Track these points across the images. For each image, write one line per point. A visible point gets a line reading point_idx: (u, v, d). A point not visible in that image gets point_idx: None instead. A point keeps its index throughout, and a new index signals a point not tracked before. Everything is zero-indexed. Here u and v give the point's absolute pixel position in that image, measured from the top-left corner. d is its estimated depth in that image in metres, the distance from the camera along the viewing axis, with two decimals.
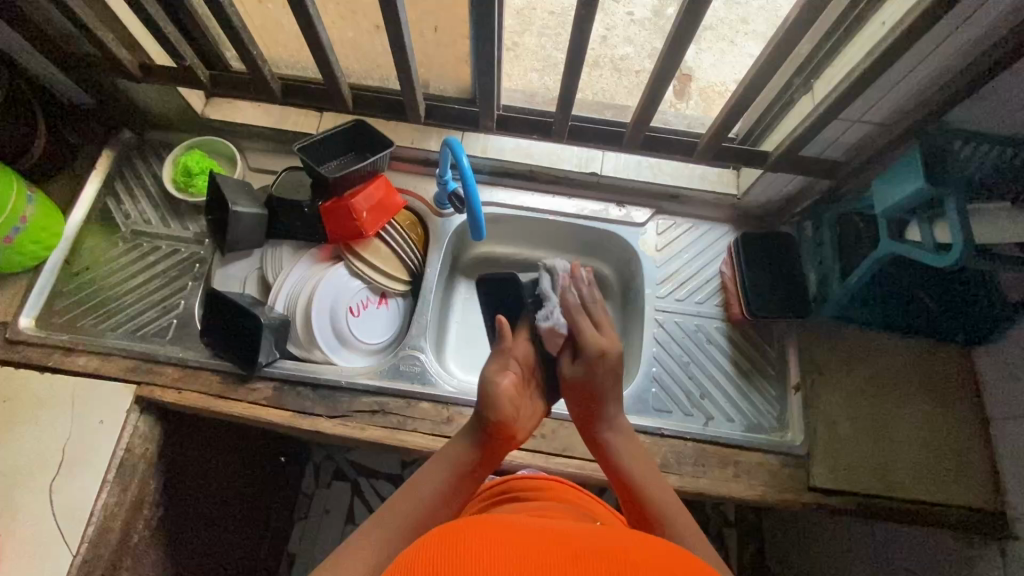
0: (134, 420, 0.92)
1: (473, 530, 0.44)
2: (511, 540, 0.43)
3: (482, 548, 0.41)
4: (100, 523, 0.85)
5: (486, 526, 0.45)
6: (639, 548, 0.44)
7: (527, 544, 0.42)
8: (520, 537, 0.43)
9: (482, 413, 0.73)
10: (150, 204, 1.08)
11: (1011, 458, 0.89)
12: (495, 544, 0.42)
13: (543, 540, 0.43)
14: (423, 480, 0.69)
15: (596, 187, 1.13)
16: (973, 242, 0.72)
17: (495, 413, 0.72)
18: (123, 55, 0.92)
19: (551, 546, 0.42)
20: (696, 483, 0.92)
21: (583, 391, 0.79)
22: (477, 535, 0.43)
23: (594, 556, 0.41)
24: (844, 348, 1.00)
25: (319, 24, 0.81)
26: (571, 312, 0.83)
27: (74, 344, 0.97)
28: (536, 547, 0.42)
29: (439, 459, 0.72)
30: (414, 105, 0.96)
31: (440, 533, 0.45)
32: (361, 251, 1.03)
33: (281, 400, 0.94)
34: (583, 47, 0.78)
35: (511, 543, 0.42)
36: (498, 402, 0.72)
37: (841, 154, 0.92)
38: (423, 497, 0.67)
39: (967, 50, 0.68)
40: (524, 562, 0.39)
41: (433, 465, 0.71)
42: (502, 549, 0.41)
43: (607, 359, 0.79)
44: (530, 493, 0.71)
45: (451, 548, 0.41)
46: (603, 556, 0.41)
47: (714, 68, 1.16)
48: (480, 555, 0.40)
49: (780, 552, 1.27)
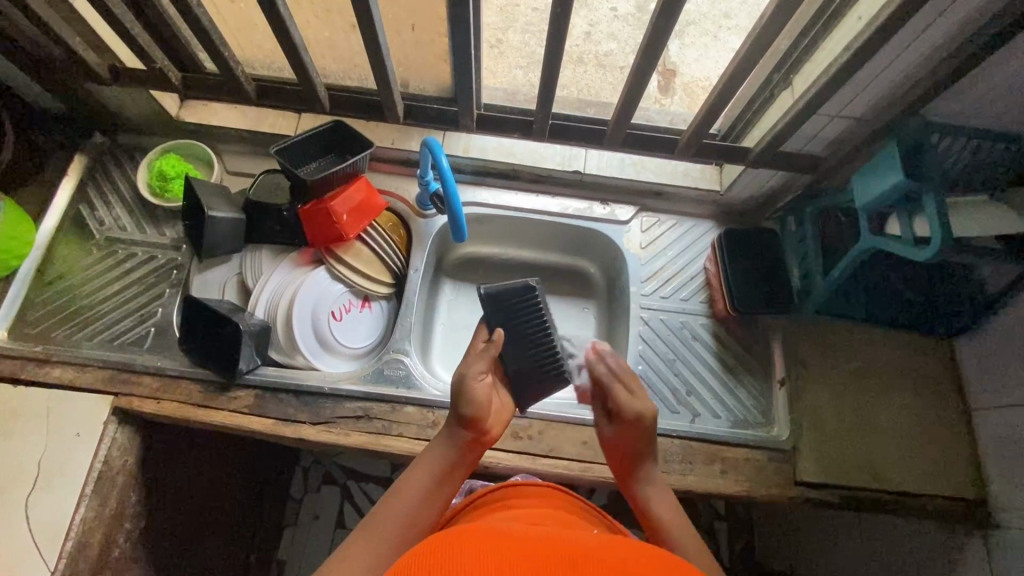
0: (112, 432, 0.90)
1: (476, 537, 0.44)
2: (515, 549, 0.42)
3: (486, 556, 0.41)
4: (78, 538, 0.83)
5: (488, 535, 0.45)
6: (640, 557, 0.43)
7: (526, 551, 0.42)
8: (528, 546, 0.43)
9: (459, 408, 0.73)
10: (124, 210, 1.06)
11: (992, 447, 0.91)
12: (499, 553, 0.41)
13: (545, 548, 0.43)
14: (403, 488, 0.68)
15: (579, 185, 1.12)
16: (952, 234, 0.73)
17: (469, 405, 0.73)
18: (90, 57, 0.89)
19: (557, 555, 0.41)
20: (683, 480, 0.92)
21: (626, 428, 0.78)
22: (480, 542, 0.43)
23: (598, 563, 0.40)
24: (830, 342, 1.01)
25: (291, 24, 0.79)
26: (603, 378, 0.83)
27: (47, 356, 0.94)
28: (541, 555, 0.41)
29: (419, 465, 0.70)
30: (392, 105, 0.95)
31: (442, 538, 0.45)
32: (343, 255, 1.01)
33: (263, 408, 0.92)
34: (561, 43, 0.76)
35: (514, 552, 0.42)
36: (473, 394, 0.73)
37: (821, 150, 0.92)
38: (405, 504, 0.66)
39: (943, 44, 0.68)
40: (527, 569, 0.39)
41: (413, 471, 0.69)
42: (506, 557, 0.41)
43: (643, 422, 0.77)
44: (519, 501, 0.68)
45: (451, 552, 0.41)
46: (608, 564, 0.40)
47: (697, 63, 1.16)
48: (483, 561, 0.40)
49: (770, 544, 1.28)
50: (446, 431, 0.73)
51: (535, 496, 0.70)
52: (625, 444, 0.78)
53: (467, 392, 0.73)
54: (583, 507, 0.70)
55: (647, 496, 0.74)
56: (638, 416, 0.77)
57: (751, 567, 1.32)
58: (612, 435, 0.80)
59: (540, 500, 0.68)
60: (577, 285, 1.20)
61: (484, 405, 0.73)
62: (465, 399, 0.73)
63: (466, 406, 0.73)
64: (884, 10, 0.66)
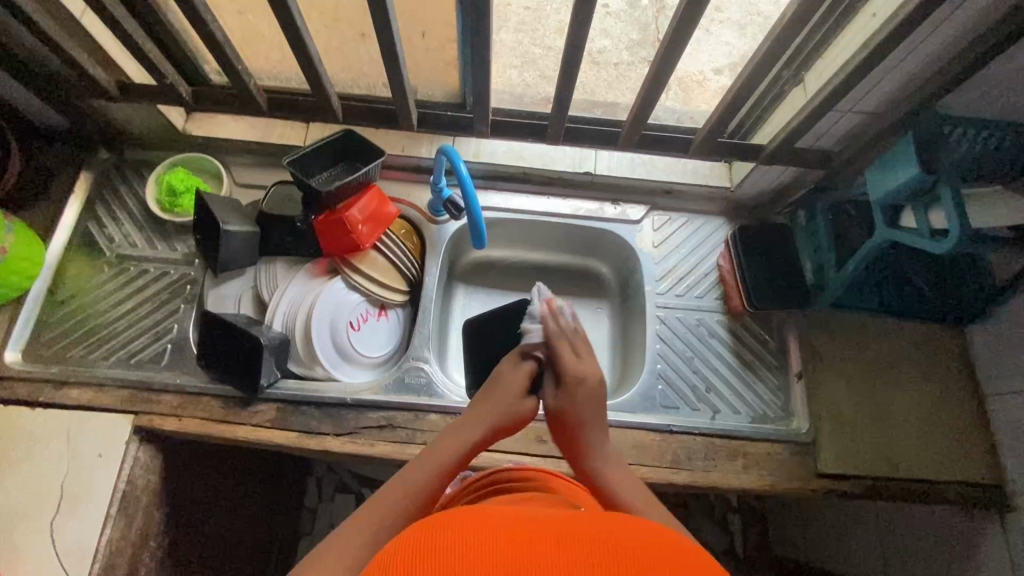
0: (134, 451, 0.89)
1: (463, 522, 0.43)
2: (503, 530, 0.42)
3: (472, 541, 0.40)
4: (106, 559, 0.82)
5: (474, 517, 0.44)
6: (632, 534, 0.43)
7: (521, 529, 0.42)
8: (516, 526, 0.43)
9: (484, 418, 0.76)
10: (134, 225, 1.05)
11: (1009, 432, 0.92)
12: (486, 538, 0.40)
13: (544, 526, 0.43)
14: (410, 477, 0.66)
15: (591, 186, 1.13)
16: (969, 225, 0.74)
17: (494, 415, 0.77)
18: (99, 74, 0.88)
19: (546, 534, 0.41)
20: (707, 477, 0.93)
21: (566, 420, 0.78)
22: (466, 526, 0.42)
23: (584, 542, 0.40)
24: (846, 334, 1.02)
25: (306, 36, 0.79)
26: (552, 337, 0.81)
27: (64, 377, 0.93)
28: (531, 531, 0.42)
29: (424, 460, 0.69)
30: (406, 113, 0.95)
31: (428, 524, 0.44)
32: (358, 265, 1.01)
33: (287, 421, 0.92)
34: (578, 51, 0.77)
35: (509, 529, 0.42)
36: (499, 401, 0.78)
37: (833, 145, 0.93)
38: (413, 490, 0.64)
39: (956, 40, 0.69)
40: (518, 544, 0.40)
41: (418, 463, 0.69)
42: (499, 531, 0.42)
43: (588, 383, 0.79)
44: (518, 485, 0.71)
45: (450, 526, 0.43)
46: (598, 544, 0.40)
47: (691, 57, 1.12)
48: (479, 535, 0.41)
49: (783, 533, 1.30)
50: (457, 431, 0.74)
51: (529, 479, 0.72)
52: (571, 411, 0.77)
53: (501, 397, 0.78)
54: (572, 488, 0.73)
55: (584, 440, 0.76)
56: (581, 378, 0.79)
57: (765, 558, 1.34)
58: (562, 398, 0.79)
59: (529, 481, 0.71)
60: (589, 286, 1.20)
61: (508, 420, 0.77)
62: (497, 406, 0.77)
63: (495, 410, 0.77)
64: (900, 8, 0.67)
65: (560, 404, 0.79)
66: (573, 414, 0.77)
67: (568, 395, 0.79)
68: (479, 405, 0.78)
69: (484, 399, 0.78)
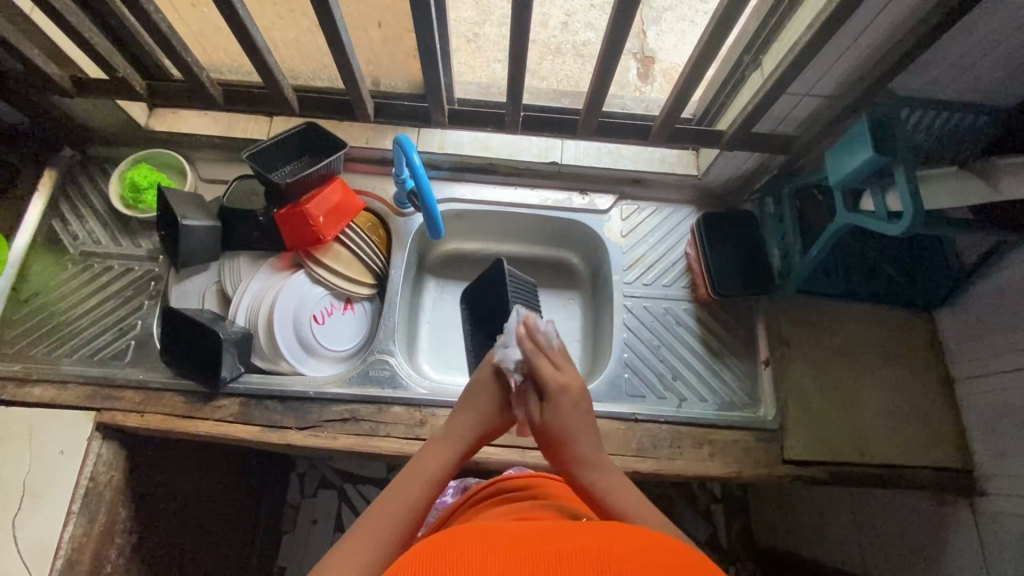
0: (97, 447, 0.89)
1: (461, 540, 0.42)
2: (500, 546, 0.41)
3: (468, 565, 0.38)
4: (68, 556, 0.82)
5: (468, 537, 0.43)
6: (628, 543, 0.42)
7: (519, 543, 0.42)
8: (508, 542, 0.42)
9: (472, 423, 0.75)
10: (98, 223, 1.04)
11: (976, 414, 0.92)
12: (483, 561, 0.39)
13: (540, 538, 0.43)
14: (403, 490, 0.64)
15: (559, 176, 1.12)
16: (923, 207, 0.73)
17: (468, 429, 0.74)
18: (51, 70, 0.88)
19: (543, 548, 0.41)
20: (672, 465, 0.92)
21: (549, 437, 0.73)
22: (466, 545, 0.41)
23: (581, 555, 0.39)
24: (812, 321, 1.01)
25: (252, 26, 0.78)
26: (531, 356, 0.76)
27: (28, 374, 0.93)
28: (527, 544, 0.41)
29: (414, 469, 0.67)
30: (361, 104, 0.94)
31: (420, 550, 0.42)
32: (321, 259, 1.00)
33: (249, 415, 0.92)
34: (527, 37, 0.76)
35: (506, 542, 0.42)
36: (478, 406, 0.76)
37: (794, 129, 0.93)
38: (413, 499, 0.63)
39: (904, 18, 0.68)
40: (516, 559, 0.39)
41: (407, 474, 0.66)
42: (496, 546, 0.41)
43: (571, 394, 0.75)
44: (519, 493, 0.68)
45: (448, 545, 0.42)
46: (594, 554, 0.39)
47: (677, 48, 1.11)
48: (477, 551, 0.40)
49: (764, 522, 1.29)
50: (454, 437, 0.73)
51: (530, 487, 0.70)
52: (558, 427, 0.73)
53: (475, 415, 0.75)
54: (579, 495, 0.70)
55: (567, 455, 0.71)
56: (565, 387, 0.75)
57: (748, 547, 1.33)
58: (547, 419, 0.74)
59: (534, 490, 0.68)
60: (561, 276, 1.19)
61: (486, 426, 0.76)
62: (472, 423, 0.75)
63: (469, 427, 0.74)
64: None
65: (546, 420, 0.74)
66: (560, 429, 0.72)
67: (556, 408, 0.74)
68: (470, 408, 0.76)
69: (465, 409, 0.76)
